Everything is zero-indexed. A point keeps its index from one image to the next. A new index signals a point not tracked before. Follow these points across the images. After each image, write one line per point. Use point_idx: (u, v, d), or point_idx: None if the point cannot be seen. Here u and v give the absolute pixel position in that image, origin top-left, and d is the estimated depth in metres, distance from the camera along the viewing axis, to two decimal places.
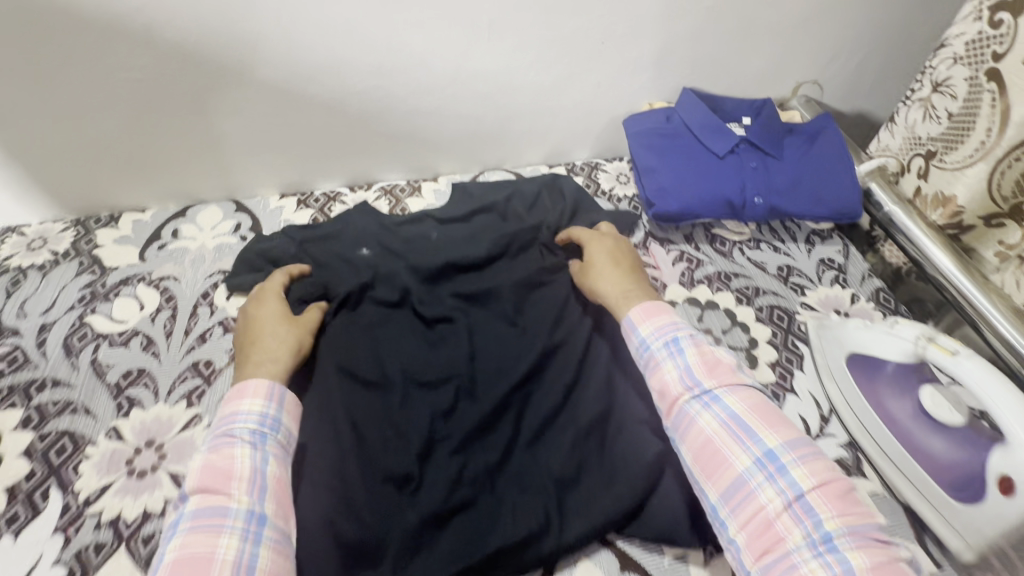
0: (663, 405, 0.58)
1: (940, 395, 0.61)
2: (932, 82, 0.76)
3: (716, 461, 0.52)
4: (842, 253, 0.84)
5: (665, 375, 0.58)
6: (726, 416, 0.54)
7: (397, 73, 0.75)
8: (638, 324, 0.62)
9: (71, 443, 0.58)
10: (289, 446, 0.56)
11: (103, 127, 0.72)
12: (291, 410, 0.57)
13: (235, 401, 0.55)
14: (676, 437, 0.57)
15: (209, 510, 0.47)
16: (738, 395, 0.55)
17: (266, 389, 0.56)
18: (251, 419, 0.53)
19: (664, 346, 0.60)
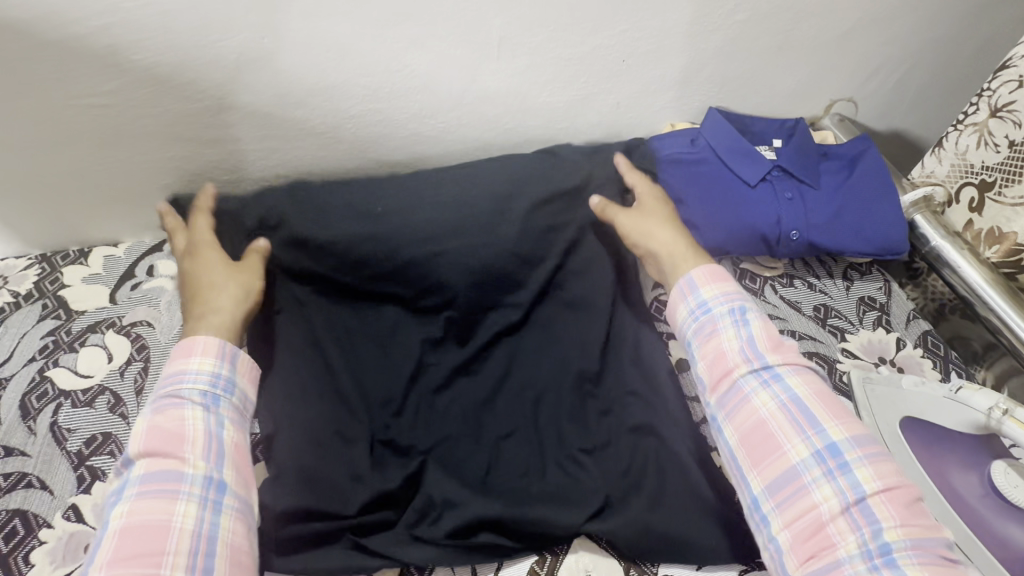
0: (712, 377, 0.53)
1: (1013, 472, 0.53)
2: (991, 106, 0.69)
3: (768, 445, 0.49)
4: (884, 291, 0.77)
5: (723, 344, 0.53)
6: (787, 399, 0.49)
7: (397, 96, 0.68)
8: (700, 285, 0.57)
9: (22, 525, 0.51)
10: (247, 407, 0.51)
11: (68, 158, 0.64)
12: (246, 371, 0.51)
13: (182, 358, 0.49)
14: (722, 414, 0.52)
15: (161, 475, 0.43)
16: (802, 378, 0.51)
17: (217, 347, 0.50)
18: (200, 381, 0.48)
19: (729, 312, 0.54)
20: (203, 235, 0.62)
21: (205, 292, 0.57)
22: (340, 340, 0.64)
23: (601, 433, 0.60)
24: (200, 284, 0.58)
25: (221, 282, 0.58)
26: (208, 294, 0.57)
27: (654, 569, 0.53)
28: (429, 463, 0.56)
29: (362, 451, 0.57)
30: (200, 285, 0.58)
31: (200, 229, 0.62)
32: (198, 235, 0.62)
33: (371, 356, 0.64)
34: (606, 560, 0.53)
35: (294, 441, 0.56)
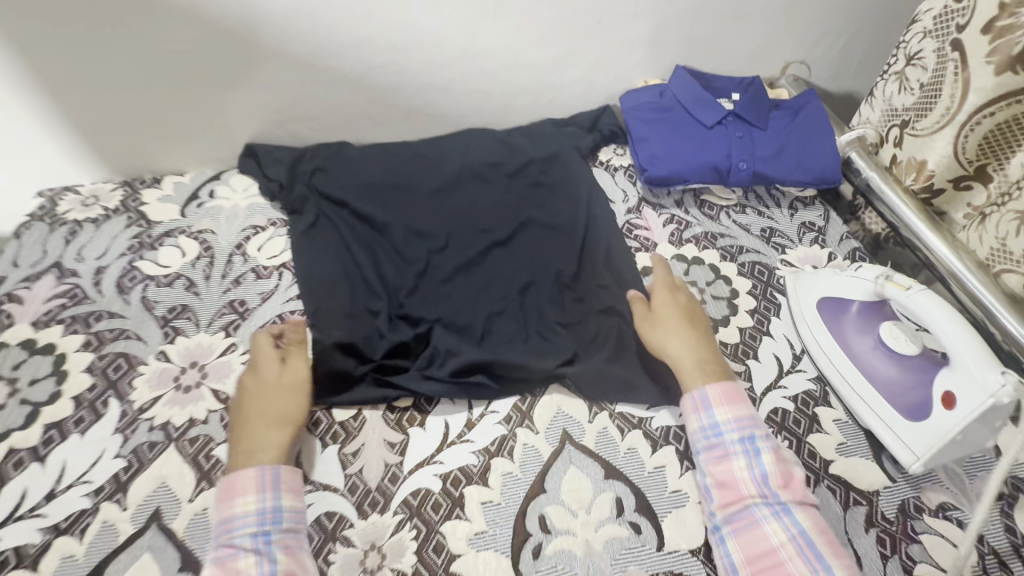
0: (722, 496, 0.58)
1: (897, 330, 0.66)
2: (906, 55, 0.82)
3: (775, 571, 0.53)
4: (823, 218, 0.90)
5: (735, 471, 0.58)
6: (796, 533, 0.54)
7: (412, 49, 0.83)
8: (714, 404, 0.62)
9: (125, 362, 0.67)
10: (300, 526, 0.55)
11: (151, 97, 0.80)
12: (289, 489, 0.56)
13: (228, 502, 0.54)
14: (727, 529, 0.56)
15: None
16: (808, 514, 0.56)
17: (256, 482, 0.55)
18: (251, 521, 0.53)
19: (740, 441, 0.60)
20: (262, 356, 0.65)
21: (255, 420, 0.60)
22: (359, 248, 0.79)
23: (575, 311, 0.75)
24: (253, 406, 0.61)
25: (271, 408, 0.60)
26: (256, 422, 0.59)
27: (610, 407, 0.67)
28: (437, 327, 0.71)
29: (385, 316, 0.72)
30: (253, 409, 0.60)
31: (259, 351, 0.65)
32: (257, 359, 0.65)
33: (386, 257, 0.79)
34: (573, 399, 0.68)
35: (330, 307, 0.72)
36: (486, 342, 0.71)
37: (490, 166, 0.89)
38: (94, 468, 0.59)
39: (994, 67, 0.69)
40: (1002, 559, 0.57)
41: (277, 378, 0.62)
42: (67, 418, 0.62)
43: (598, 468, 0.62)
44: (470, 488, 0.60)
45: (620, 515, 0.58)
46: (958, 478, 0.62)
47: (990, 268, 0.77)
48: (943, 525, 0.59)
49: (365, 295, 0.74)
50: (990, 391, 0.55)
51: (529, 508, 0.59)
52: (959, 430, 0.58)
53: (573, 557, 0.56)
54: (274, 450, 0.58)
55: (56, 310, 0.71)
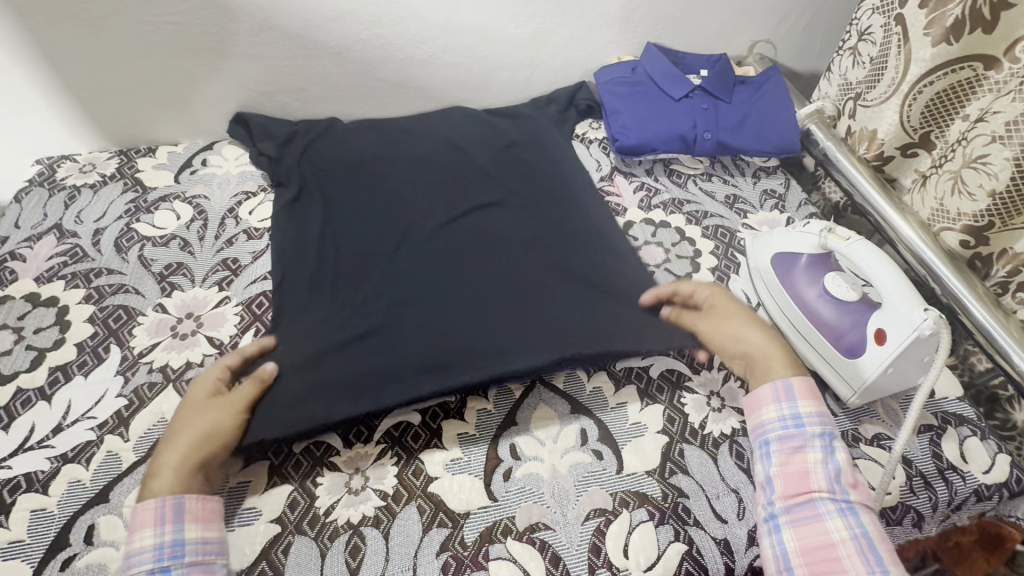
0: (787, 486, 0.57)
1: (839, 280, 0.71)
2: (858, 31, 0.88)
3: (830, 564, 0.52)
4: (784, 186, 0.96)
5: (808, 463, 0.57)
6: (860, 533, 0.53)
7: (395, 23, 0.88)
8: (799, 397, 0.60)
9: (125, 313, 0.72)
10: (206, 555, 0.52)
11: (147, 67, 0.84)
12: (194, 517, 0.53)
13: (128, 537, 0.51)
14: (786, 518, 0.55)
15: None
16: (870, 517, 0.55)
17: (155, 514, 0.51)
18: (146, 559, 0.50)
19: (820, 436, 0.58)
20: (207, 380, 0.62)
21: (170, 442, 0.56)
22: (342, 211, 0.83)
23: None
24: (177, 426, 0.57)
25: (188, 431, 0.56)
26: (167, 443, 0.56)
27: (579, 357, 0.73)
28: (412, 282, 0.74)
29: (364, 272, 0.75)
30: (171, 427, 0.58)
31: (205, 376, 0.62)
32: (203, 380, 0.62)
33: (367, 218, 0.82)
34: None
35: (309, 267, 0.75)
36: (458, 297, 0.73)
37: (470, 138, 0.95)
38: (97, 405, 0.63)
39: (931, 39, 0.76)
40: (928, 479, 0.62)
41: (205, 400, 0.59)
42: (70, 362, 0.66)
43: (565, 404, 0.67)
44: (448, 422, 0.65)
45: (584, 444, 0.64)
46: (895, 414, 0.68)
47: (931, 227, 0.83)
48: (877, 451, 0.64)
49: (342, 255, 0.76)
50: (914, 326, 0.61)
51: (501, 439, 0.64)
52: (889, 363, 0.63)
53: (540, 478, 0.61)
54: (179, 478, 0.54)
55: (57, 267, 0.76)
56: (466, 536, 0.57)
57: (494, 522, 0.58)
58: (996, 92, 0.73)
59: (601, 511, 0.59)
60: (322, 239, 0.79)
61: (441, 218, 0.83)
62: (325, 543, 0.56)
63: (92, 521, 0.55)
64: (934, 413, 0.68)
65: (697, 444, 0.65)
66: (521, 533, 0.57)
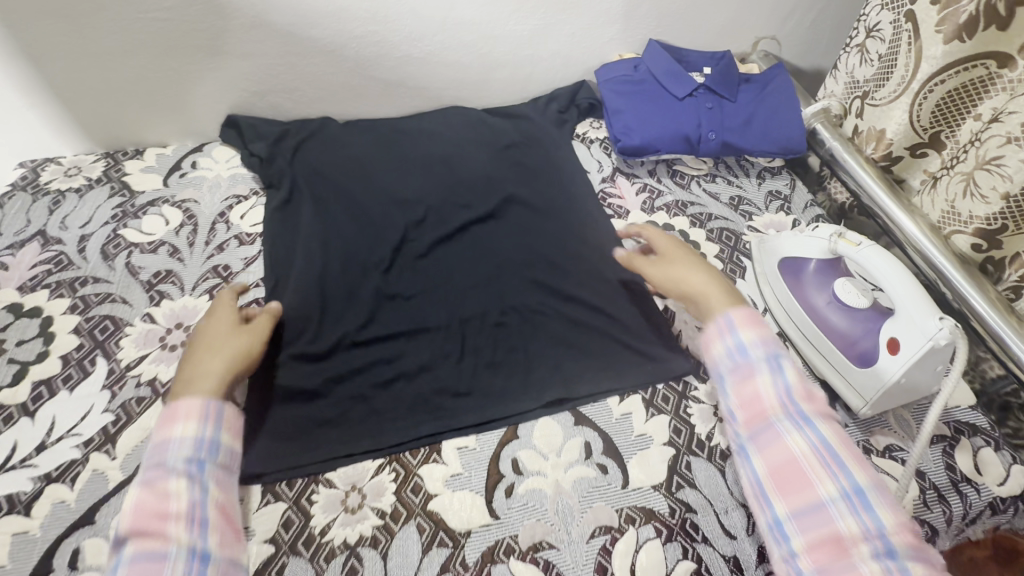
0: (745, 415, 0.57)
1: (849, 285, 0.69)
2: (866, 28, 0.86)
3: (796, 480, 0.52)
4: (789, 187, 0.94)
5: (758, 386, 0.57)
6: (819, 444, 0.53)
7: (391, 20, 0.84)
8: (738, 326, 0.61)
9: (112, 323, 0.69)
10: (229, 467, 0.55)
11: (134, 66, 0.81)
12: (230, 427, 0.56)
13: (167, 426, 0.53)
14: (751, 446, 0.55)
15: (144, 556, 0.45)
16: (830, 426, 0.55)
17: (200, 412, 0.54)
18: (188, 446, 0.52)
19: (766, 359, 0.58)
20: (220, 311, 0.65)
21: (198, 362, 0.59)
22: (337, 219, 0.80)
23: (550, 273, 0.77)
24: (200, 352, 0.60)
25: (226, 348, 0.60)
26: (201, 356, 0.59)
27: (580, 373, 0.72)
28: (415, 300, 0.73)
29: (367, 285, 0.74)
30: (199, 345, 0.61)
31: (219, 303, 0.66)
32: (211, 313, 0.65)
33: (363, 228, 0.80)
34: None
35: (305, 280, 0.73)
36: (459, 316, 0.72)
37: (468, 141, 0.93)
38: (83, 421, 0.61)
39: (943, 37, 0.73)
40: (941, 493, 0.60)
41: (233, 326, 0.63)
42: (55, 376, 0.64)
43: (568, 414, 0.65)
44: (447, 436, 0.63)
45: (589, 457, 0.62)
46: (907, 424, 0.66)
47: (942, 230, 0.81)
48: (889, 464, 0.62)
49: (340, 268, 0.75)
50: (930, 335, 0.59)
51: (503, 453, 0.62)
52: (902, 374, 0.61)
53: (543, 495, 0.59)
54: (221, 386, 0.57)
55: (41, 275, 0.73)
56: (467, 556, 0.55)
57: (496, 541, 0.56)
58: (1010, 92, 0.70)
59: (606, 528, 0.57)
60: (315, 250, 0.76)
61: (440, 225, 0.82)
62: (321, 565, 0.54)
63: (77, 544, 0.53)
64: (946, 423, 0.66)
65: (705, 456, 0.63)
66: (524, 552, 0.55)
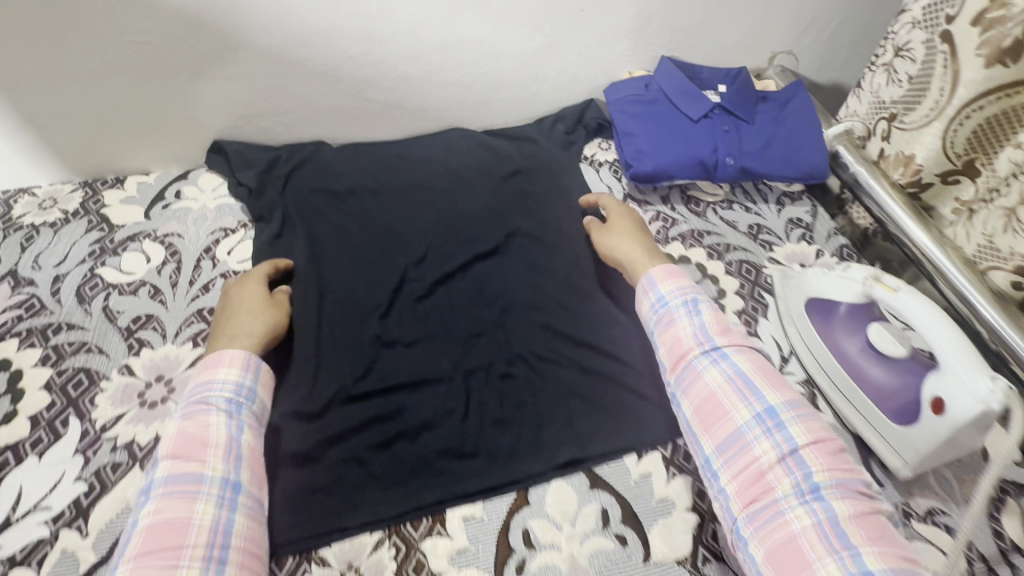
0: (671, 360, 0.64)
1: (885, 331, 0.64)
2: (894, 46, 0.81)
3: (717, 411, 0.58)
4: (811, 214, 0.89)
5: (680, 331, 0.64)
6: (733, 373, 0.60)
7: (386, 40, 0.79)
8: (659, 281, 0.68)
9: (86, 378, 0.64)
10: (262, 417, 0.59)
11: (111, 91, 0.75)
12: (265, 382, 0.60)
13: (211, 369, 0.57)
14: (679, 390, 0.62)
15: (184, 478, 0.50)
16: (745, 356, 0.61)
17: (243, 361, 0.59)
18: (228, 389, 0.57)
19: (684, 304, 0.65)
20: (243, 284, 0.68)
21: (238, 320, 0.64)
22: (332, 258, 0.76)
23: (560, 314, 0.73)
24: (230, 321, 0.64)
25: (262, 311, 0.66)
26: (241, 316, 0.64)
27: None
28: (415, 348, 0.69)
29: (365, 333, 0.69)
30: (237, 306, 0.66)
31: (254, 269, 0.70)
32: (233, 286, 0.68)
33: (360, 267, 0.75)
34: None
35: (298, 329, 0.68)
36: (464, 363, 0.68)
37: (470, 167, 0.87)
38: (52, 493, 0.55)
39: (983, 60, 0.68)
40: (990, 565, 0.56)
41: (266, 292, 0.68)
42: (23, 440, 0.59)
43: (582, 476, 0.60)
44: (452, 505, 0.58)
45: (606, 527, 0.57)
46: (949, 485, 0.61)
47: (977, 265, 0.76)
48: (932, 532, 0.57)
49: (336, 314, 0.71)
50: (980, 397, 0.54)
51: (512, 523, 0.57)
52: (946, 436, 0.56)
53: (557, 571, 0.54)
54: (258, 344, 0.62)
55: (10, 322, 0.67)
56: None
57: None
58: None
59: None
60: (309, 293, 0.71)
61: (442, 262, 0.77)
62: None
63: None
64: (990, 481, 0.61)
65: None
66: None
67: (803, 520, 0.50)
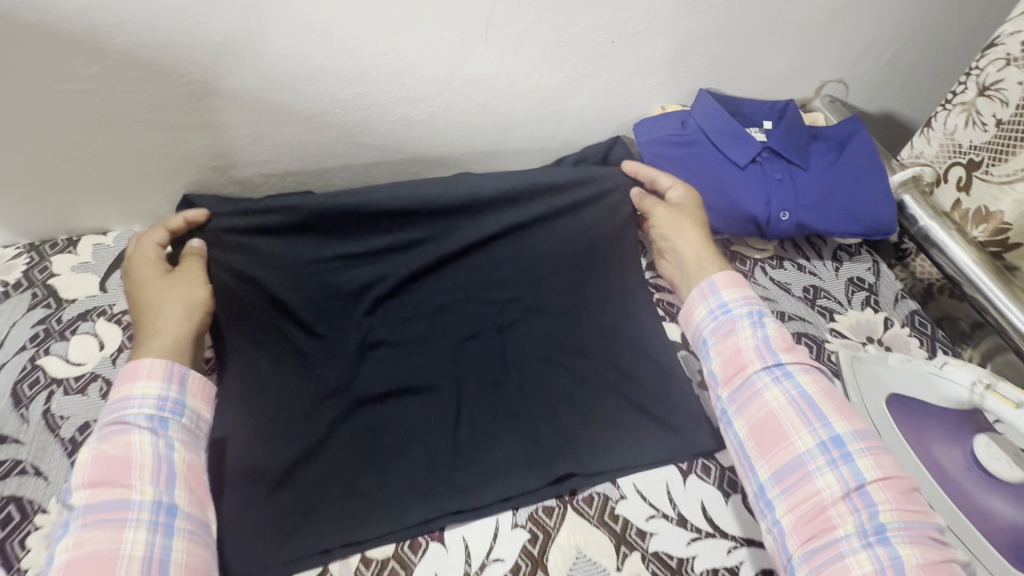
0: (727, 373, 0.59)
1: (996, 446, 0.55)
2: (979, 84, 0.70)
3: (776, 433, 0.54)
4: (873, 272, 0.77)
5: (740, 343, 0.60)
6: (797, 395, 0.55)
7: (383, 80, 0.67)
8: (722, 287, 0.63)
9: (18, 511, 0.52)
10: (198, 430, 0.54)
11: (54, 145, 0.63)
12: (196, 391, 0.55)
13: (128, 383, 0.52)
14: (732, 408, 0.58)
15: (106, 505, 0.46)
16: (810, 377, 0.57)
17: (164, 370, 0.53)
18: (148, 404, 0.51)
19: (747, 314, 0.61)
20: (142, 252, 0.61)
21: (151, 325, 0.57)
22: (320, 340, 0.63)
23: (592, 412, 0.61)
24: (145, 312, 0.58)
25: (176, 305, 0.58)
26: (152, 319, 0.57)
27: (643, 544, 0.54)
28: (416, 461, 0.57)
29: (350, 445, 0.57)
30: (144, 307, 0.58)
31: (141, 254, 0.61)
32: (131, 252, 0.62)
33: (354, 354, 0.63)
34: (597, 537, 0.54)
35: (278, 444, 0.57)
36: (480, 483, 0.56)
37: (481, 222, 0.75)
38: None
39: None
40: None
41: (168, 278, 0.60)
42: None
43: None
44: None
45: None
46: None
47: None
48: None
49: (328, 417, 0.59)
50: None
51: None
52: None
53: None
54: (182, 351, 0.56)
55: None
56: None
57: None
58: None
59: None
60: (294, 393, 0.60)
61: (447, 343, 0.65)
62: None
63: None
64: None
65: None
66: None
67: (864, 566, 0.46)
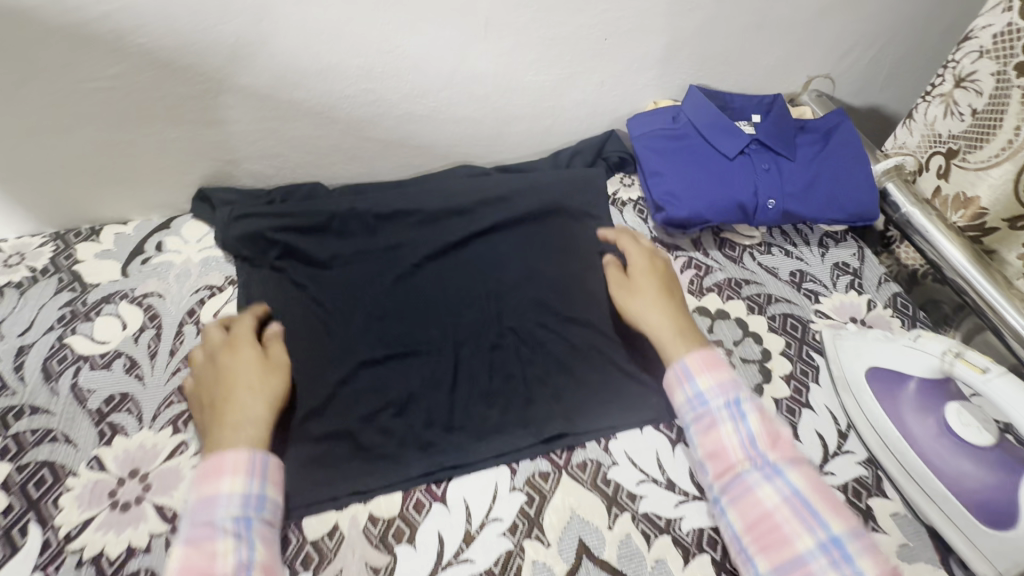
0: (714, 467, 0.54)
1: (966, 412, 0.58)
2: (956, 76, 0.73)
3: (772, 535, 0.49)
4: (858, 257, 0.81)
5: (723, 439, 0.54)
6: (789, 494, 0.50)
7: (388, 76, 0.71)
8: (696, 373, 0.57)
9: (50, 474, 0.56)
10: (275, 524, 0.50)
11: (81, 140, 0.67)
12: (275, 480, 0.51)
13: (213, 481, 0.48)
14: (725, 503, 0.52)
15: None
16: (800, 473, 0.52)
17: (247, 465, 0.49)
18: (233, 505, 0.47)
19: (725, 407, 0.55)
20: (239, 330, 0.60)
21: (239, 404, 0.54)
22: (329, 319, 0.67)
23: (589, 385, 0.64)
24: (233, 388, 0.55)
25: (269, 386, 0.56)
26: (242, 396, 0.54)
27: (634, 507, 0.57)
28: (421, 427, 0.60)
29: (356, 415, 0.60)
30: (231, 384, 0.55)
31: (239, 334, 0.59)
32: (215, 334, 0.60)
33: (360, 331, 0.66)
34: (590, 499, 0.57)
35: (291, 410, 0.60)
36: (479, 449, 0.59)
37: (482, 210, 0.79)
38: None
39: None
40: None
41: (263, 359, 0.58)
42: None
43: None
44: None
45: None
46: None
47: None
48: None
49: (337, 389, 0.62)
50: None
51: None
52: None
53: None
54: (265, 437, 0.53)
55: None
56: None
57: None
58: None
59: None
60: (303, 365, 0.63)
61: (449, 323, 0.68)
62: None
63: None
64: None
65: None
66: None
67: None
